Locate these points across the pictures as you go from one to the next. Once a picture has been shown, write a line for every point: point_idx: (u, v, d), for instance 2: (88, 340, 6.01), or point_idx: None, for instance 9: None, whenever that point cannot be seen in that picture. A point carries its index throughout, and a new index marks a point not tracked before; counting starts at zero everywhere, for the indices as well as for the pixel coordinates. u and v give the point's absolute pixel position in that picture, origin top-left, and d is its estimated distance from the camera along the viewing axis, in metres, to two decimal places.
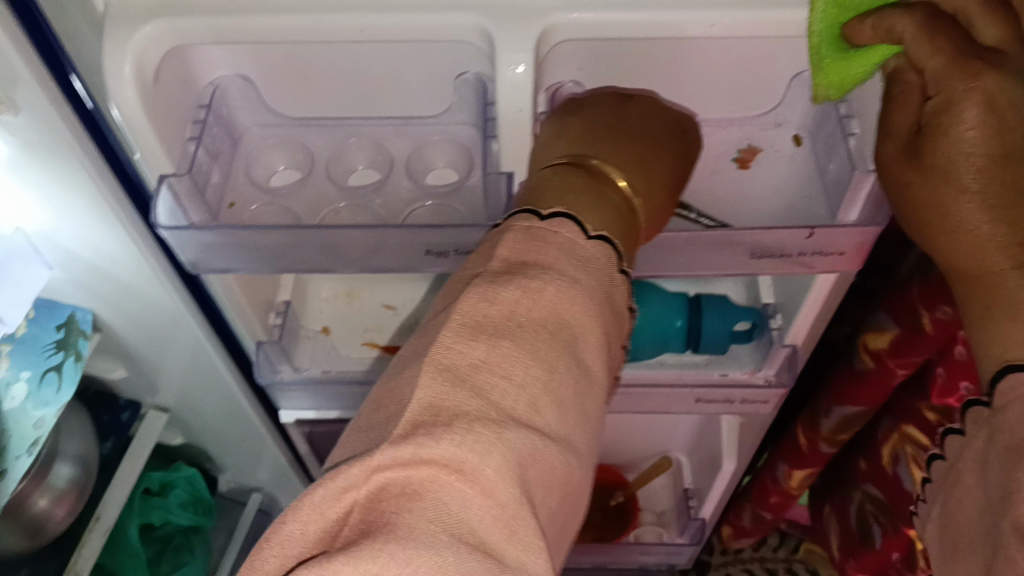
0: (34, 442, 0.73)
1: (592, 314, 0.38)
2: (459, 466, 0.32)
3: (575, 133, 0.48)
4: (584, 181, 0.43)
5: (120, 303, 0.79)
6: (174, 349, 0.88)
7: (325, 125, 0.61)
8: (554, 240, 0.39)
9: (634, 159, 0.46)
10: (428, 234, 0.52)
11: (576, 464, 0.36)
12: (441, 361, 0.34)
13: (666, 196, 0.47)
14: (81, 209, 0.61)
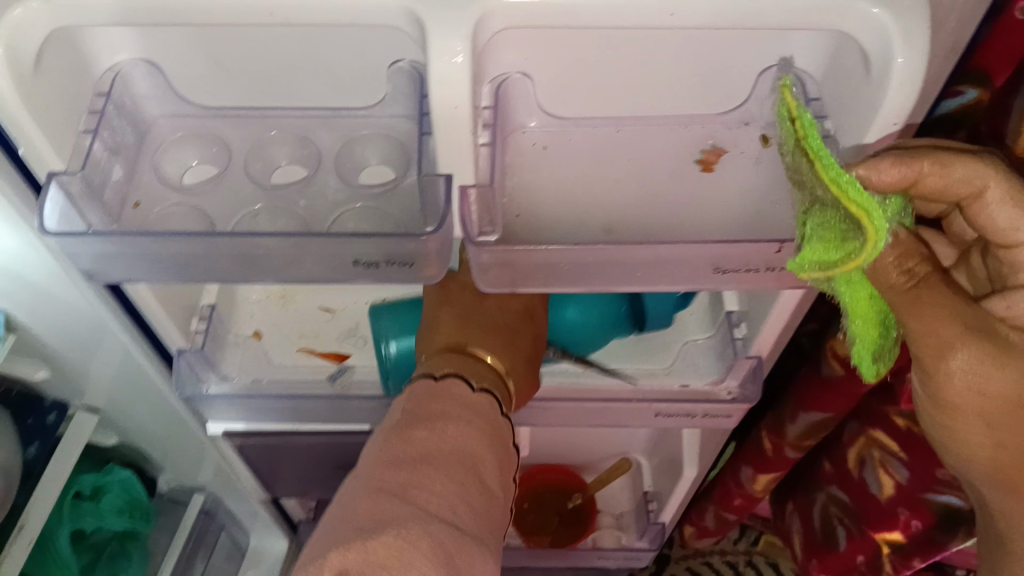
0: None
1: (483, 439, 0.49)
2: (420, 492, 0.43)
3: (456, 317, 0.60)
4: (470, 361, 0.56)
5: (32, 302, 0.72)
6: (98, 351, 0.82)
7: (244, 116, 0.54)
8: (451, 393, 0.51)
9: (504, 333, 0.60)
10: (356, 245, 0.47)
11: (488, 549, 0.44)
12: (378, 487, 0.43)
13: (533, 354, 0.61)
14: None
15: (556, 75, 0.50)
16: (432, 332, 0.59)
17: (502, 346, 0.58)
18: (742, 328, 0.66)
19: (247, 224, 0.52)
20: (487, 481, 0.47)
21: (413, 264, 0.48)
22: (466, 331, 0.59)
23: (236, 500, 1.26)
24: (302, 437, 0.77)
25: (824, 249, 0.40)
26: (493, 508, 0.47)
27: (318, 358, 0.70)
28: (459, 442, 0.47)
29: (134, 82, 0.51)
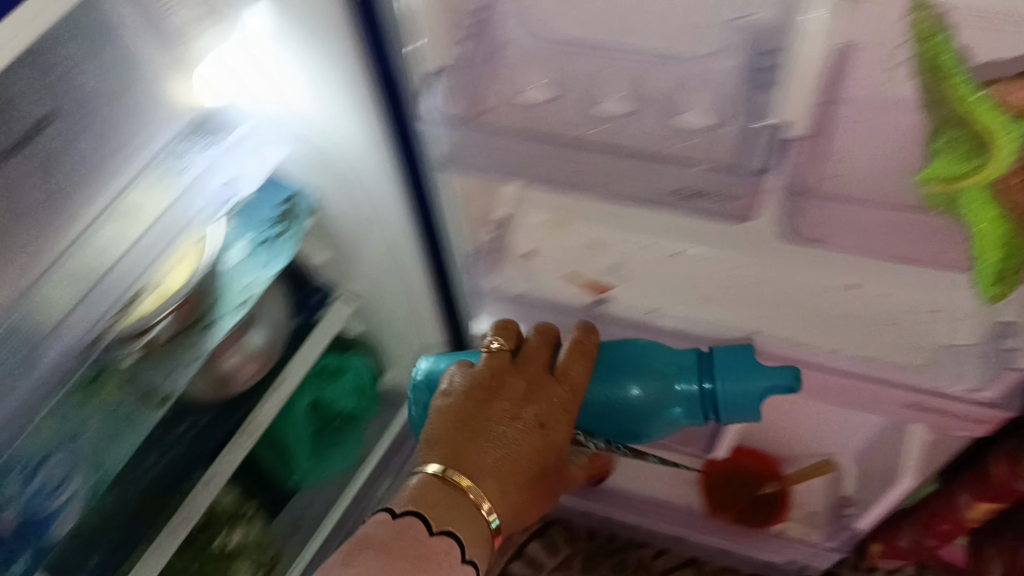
0: (244, 301, 0.86)
1: (485, 485, 0.62)
2: (394, 553, 0.57)
3: (460, 444, 0.63)
4: (450, 494, 0.61)
5: (340, 184, 0.87)
6: (379, 232, 0.95)
7: (590, 52, 0.58)
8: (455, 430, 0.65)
9: (505, 458, 0.63)
10: (695, 173, 0.58)
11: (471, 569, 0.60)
12: (366, 543, 0.58)
13: (523, 481, 0.64)
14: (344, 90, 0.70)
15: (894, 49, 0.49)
16: (437, 448, 0.63)
17: (492, 479, 0.62)
18: (1016, 340, 0.65)
19: (571, 137, 0.60)
20: (483, 520, 0.62)
21: (737, 198, 0.57)
22: (468, 440, 0.63)
23: None
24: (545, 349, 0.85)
25: (951, 164, 0.48)
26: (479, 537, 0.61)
27: (584, 288, 0.77)
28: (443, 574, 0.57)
29: (504, 11, 0.58)
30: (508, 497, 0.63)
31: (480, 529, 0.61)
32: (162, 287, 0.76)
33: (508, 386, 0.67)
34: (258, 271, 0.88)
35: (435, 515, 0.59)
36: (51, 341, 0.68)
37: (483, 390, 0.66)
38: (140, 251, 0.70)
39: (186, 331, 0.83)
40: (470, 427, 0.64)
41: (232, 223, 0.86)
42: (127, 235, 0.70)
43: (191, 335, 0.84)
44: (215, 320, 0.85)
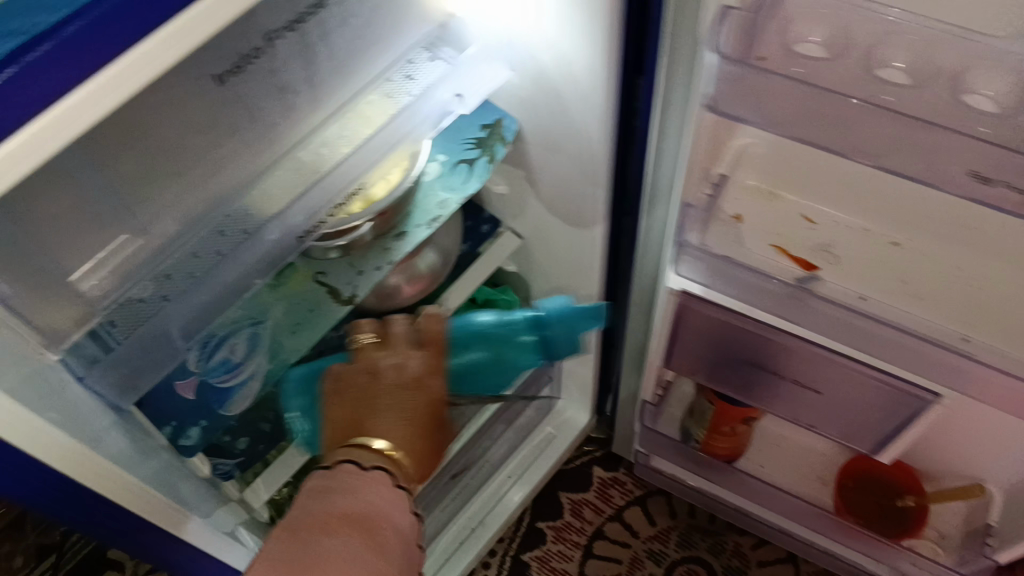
0: (434, 218, 0.87)
1: (377, 433, 0.74)
2: (332, 518, 0.63)
3: (350, 410, 0.76)
4: (376, 459, 0.72)
5: (548, 120, 0.85)
6: (568, 175, 0.91)
7: (876, 9, 0.55)
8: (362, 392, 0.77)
9: (361, 407, 0.76)
10: (979, 151, 0.52)
11: (397, 526, 0.67)
12: (299, 516, 0.65)
13: (413, 434, 0.76)
14: (586, 18, 0.68)
15: None
16: (332, 412, 0.77)
17: (386, 422, 0.75)
18: None
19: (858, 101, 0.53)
20: (392, 473, 0.71)
21: (994, 180, 0.53)
22: (370, 414, 0.75)
23: (574, 362, 1.35)
24: (734, 323, 0.80)
25: None
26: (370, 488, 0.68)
27: (792, 261, 0.73)
28: (376, 502, 0.67)
29: None
30: (410, 458, 0.75)
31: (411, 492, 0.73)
32: (369, 194, 0.78)
33: (387, 359, 0.78)
34: (448, 190, 0.88)
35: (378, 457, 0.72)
36: (271, 226, 0.67)
37: (368, 379, 0.78)
38: (368, 153, 0.70)
39: (379, 235, 0.86)
40: (355, 398, 0.76)
41: (434, 141, 0.90)
42: (357, 136, 0.69)
43: (384, 241, 0.87)
44: (407, 231, 0.87)
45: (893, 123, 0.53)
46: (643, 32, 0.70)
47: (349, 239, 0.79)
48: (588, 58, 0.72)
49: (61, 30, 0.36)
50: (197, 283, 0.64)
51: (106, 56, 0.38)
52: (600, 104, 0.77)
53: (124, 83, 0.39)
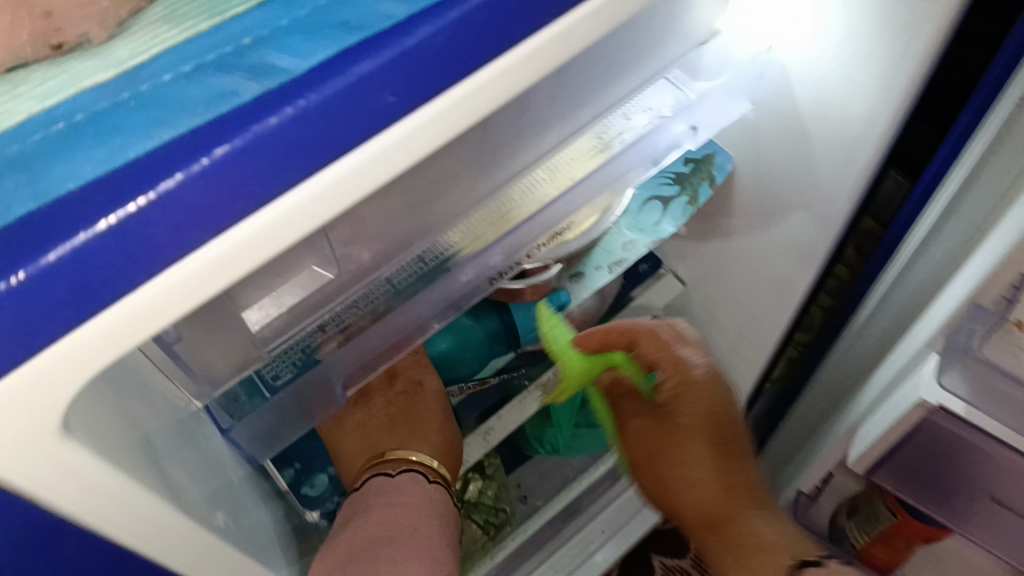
0: (616, 262, 0.76)
1: (394, 453, 0.74)
2: (374, 536, 0.64)
3: (353, 430, 0.76)
4: (406, 472, 0.72)
5: (777, 167, 0.70)
6: (780, 232, 0.77)
7: None
8: (349, 423, 0.77)
9: (395, 430, 0.77)
10: None
11: (440, 526, 0.69)
12: (342, 540, 0.64)
13: (442, 430, 0.77)
14: (885, 67, 0.54)
15: None
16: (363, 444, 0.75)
17: (403, 439, 0.76)
18: None
19: None
20: (425, 482, 0.72)
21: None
22: (409, 433, 0.76)
23: None
24: (984, 447, 0.66)
25: None
26: (418, 522, 0.67)
27: None
28: (411, 499, 0.69)
29: None
30: (442, 458, 0.75)
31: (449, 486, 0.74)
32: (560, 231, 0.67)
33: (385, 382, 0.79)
34: (637, 230, 0.75)
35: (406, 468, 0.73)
36: (462, 268, 0.55)
37: (394, 404, 0.78)
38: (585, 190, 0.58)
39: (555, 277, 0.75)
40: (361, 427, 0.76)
41: None
42: (581, 170, 0.57)
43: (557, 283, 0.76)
44: (583, 272, 0.76)
45: None
46: (960, 83, 0.55)
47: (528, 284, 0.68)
48: (863, 108, 0.57)
49: (349, 70, 0.29)
50: (363, 329, 0.53)
51: (376, 125, 0.31)
52: (861, 170, 0.62)
53: (446, 124, 0.33)
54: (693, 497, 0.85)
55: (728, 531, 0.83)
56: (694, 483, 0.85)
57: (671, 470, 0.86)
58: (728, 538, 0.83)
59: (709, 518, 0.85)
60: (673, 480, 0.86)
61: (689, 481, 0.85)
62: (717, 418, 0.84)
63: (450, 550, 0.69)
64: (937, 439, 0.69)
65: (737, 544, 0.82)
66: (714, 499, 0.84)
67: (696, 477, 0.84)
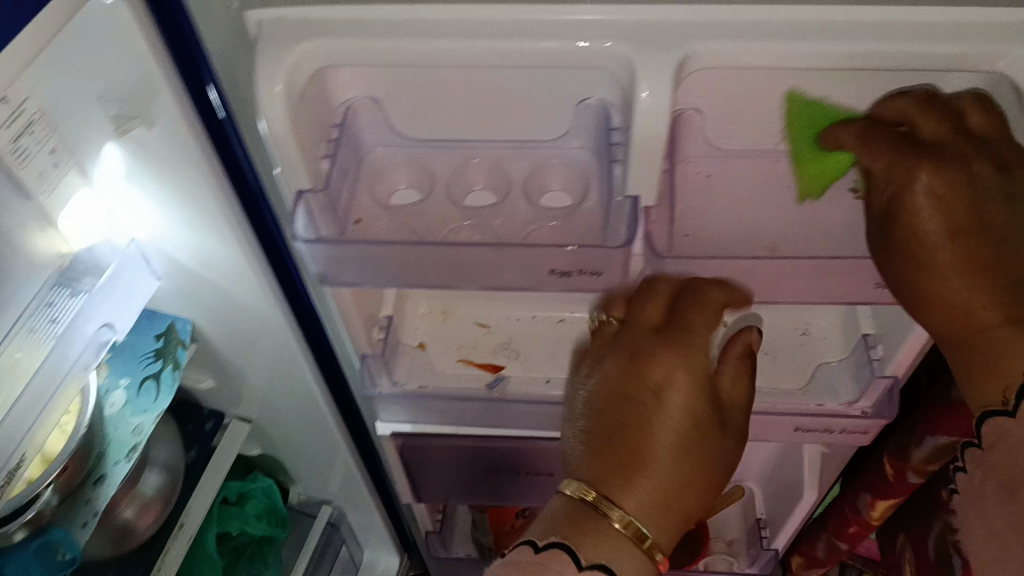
0: (132, 449, 0.80)
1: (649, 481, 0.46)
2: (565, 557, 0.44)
3: (640, 409, 0.47)
4: (586, 513, 0.46)
5: (217, 311, 0.81)
6: (267, 356, 0.88)
7: (446, 147, 0.60)
8: (639, 466, 0.46)
9: (633, 446, 0.46)
10: (557, 257, 0.54)
11: (679, 477, 0.47)
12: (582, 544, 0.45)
13: (704, 474, 0.48)
14: (203, 217, 0.66)
15: (730, 112, 0.55)
16: (584, 441, 0.48)
17: (659, 430, 0.47)
18: (878, 350, 0.71)
19: (441, 240, 0.55)
20: (675, 443, 0.47)
21: (603, 273, 0.55)
22: (625, 468, 0.46)
23: (357, 515, 1.29)
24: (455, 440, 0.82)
25: (812, 167, 0.53)
26: (672, 494, 0.47)
27: (476, 367, 0.76)
28: (657, 458, 0.46)
29: (362, 115, 0.58)
30: (652, 488, 0.46)
31: (650, 549, 0.46)
32: (45, 450, 0.74)
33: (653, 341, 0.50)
34: (140, 413, 0.80)
35: (608, 497, 0.46)
36: None
37: (617, 394, 0.48)
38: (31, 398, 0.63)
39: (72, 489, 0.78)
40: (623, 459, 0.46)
41: (107, 370, 0.83)
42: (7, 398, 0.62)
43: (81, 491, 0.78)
44: (106, 472, 0.79)
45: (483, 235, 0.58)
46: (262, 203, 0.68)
47: (33, 512, 0.72)
48: (218, 247, 0.70)
49: None
50: None
51: None
52: (259, 287, 0.75)
53: None
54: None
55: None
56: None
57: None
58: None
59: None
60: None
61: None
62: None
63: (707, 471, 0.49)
64: (423, 455, 0.83)
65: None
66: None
67: (952, 300, 0.48)
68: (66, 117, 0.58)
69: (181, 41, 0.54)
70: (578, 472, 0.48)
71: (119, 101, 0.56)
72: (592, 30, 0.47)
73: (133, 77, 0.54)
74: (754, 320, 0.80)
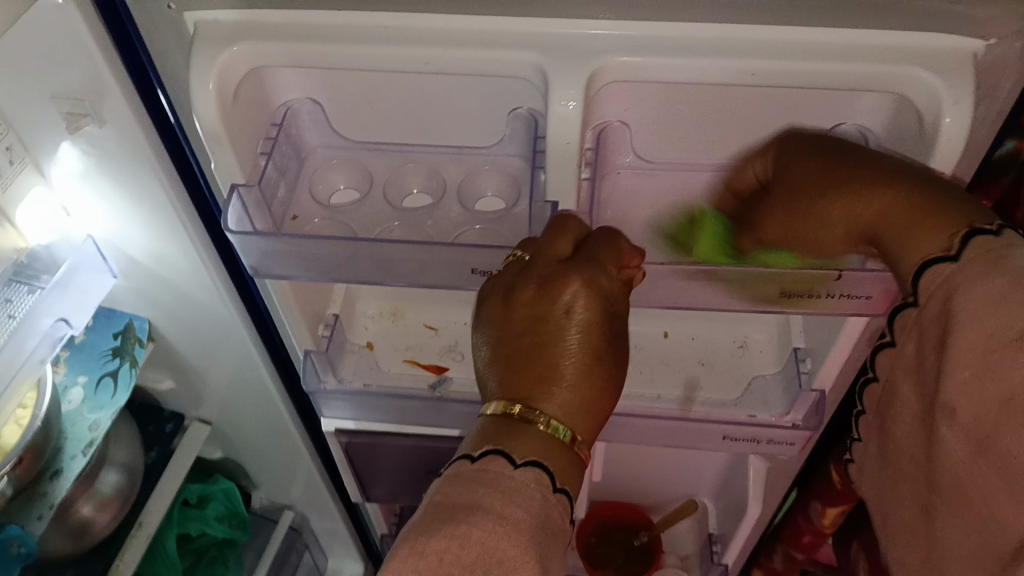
0: (89, 443, 0.79)
1: (566, 401, 0.49)
2: (489, 481, 0.46)
3: (535, 317, 0.50)
4: (509, 420, 0.49)
5: (174, 310, 0.83)
6: (225, 356, 0.89)
7: (385, 149, 0.63)
8: (547, 377, 0.49)
9: (547, 363, 0.49)
10: (475, 254, 0.55)
11: (594, 380, 0.50)
12: (501, 446, 0.48)
13: (610, 380, 0.51)
14: (154, 214, 0.67)
15: (653, 122, 0.58)
16: (503, 362, 0.51)
17: (553, 335, 0.50)
18: (809, 363, 0.73)
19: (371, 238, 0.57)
20: (580, 355, 0.50)
21: None
22: (541, 382, 0.49)
23: (320, 521, 1.30)
24: (389, 443, 0.83)
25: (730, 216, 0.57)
26: (587, 401, 0.50)
27: (421, 368, 0.77)
28: (564, 370, 0.49)
29: (301, 115, 0.60)
30: (569, 399, 0.49)
31: (576, 450, 0.50)
32: (1, 443, 0.73)
33: (551, 262, 0.51)
34: (97, 409, 0.79)
35: (529, 405, 0.49)
36: None
37: (526, 318, 0.50)
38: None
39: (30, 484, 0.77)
40: (531, 373, 0.49)
41: (64, 368, 0.82)
42: None
43: (38, 486, 0.77)
44: (63, 467, 0.78)
45: (414, 235, 0.61)
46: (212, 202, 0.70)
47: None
48: (170, 244, 0.71)
49: None
50: None
51: None
52: (212, 285, 0.76)
53: None
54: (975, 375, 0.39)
55: (979, 485, 0.40)
56: (1020, 351, 0.37)
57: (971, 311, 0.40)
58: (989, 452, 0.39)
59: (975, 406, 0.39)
60: (975, 325, 0.39)
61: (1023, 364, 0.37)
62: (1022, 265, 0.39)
63: (614, 370, 0.51)
64: (371, 453, 0.85)
65: (1002, 372, 0.38)
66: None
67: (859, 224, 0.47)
68: (18, 115, 0.60)
69: (129, 41, 0.57)
70: (497, 392, 0.51)
71: (72, 99, 0.58)
72: (508, 42, 0.50)
73: (82, 77, 0.56)
74: (695, 332, 0.82)
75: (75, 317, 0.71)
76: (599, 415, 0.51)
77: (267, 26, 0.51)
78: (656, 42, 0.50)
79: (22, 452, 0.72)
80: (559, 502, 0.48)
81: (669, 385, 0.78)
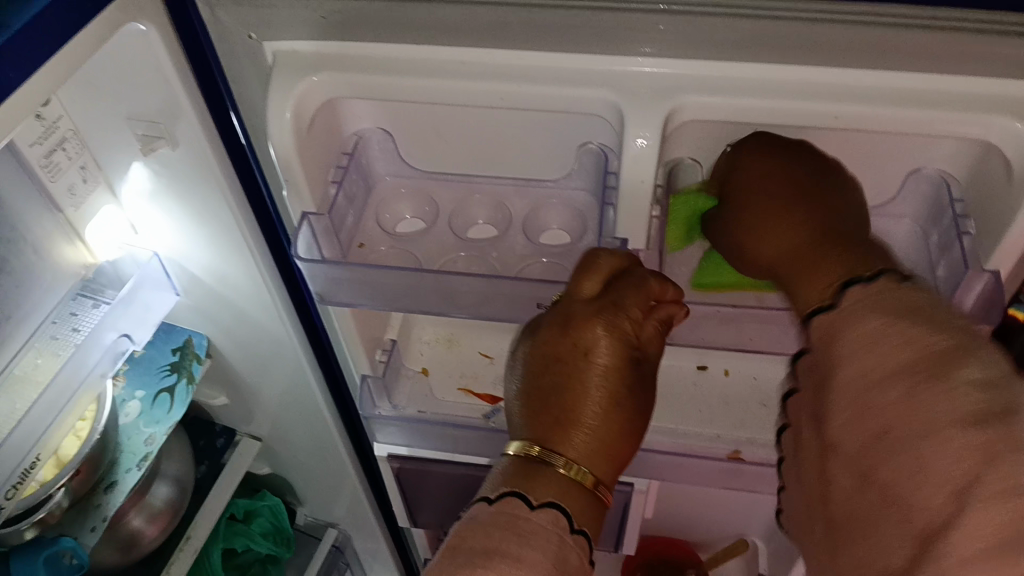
0: (144, 458, 0.80)
1: (588, 446, 0.49)
2: (504, 523, 0.46)
3: (556, 358, 0.50)
4: (529, 462, 0.50)
5: (233, 329, 0.83)
6: (279, 375, 0.90)
7: (452, 180, 0.64)
8: (567, 421, 0.49)
9: (570, 406, 0.49)
10: (542, 289, 0.55)
11: (618, 422, 0.50)
12: (517, 488, 0.48)
13: (635, 421, 0.51)
14: (221, 233, 0.68)
15: None
16: (527, 399, 0.52)
17: (573, 376, 0.50)
18: None
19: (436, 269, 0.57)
20: (600, 396, 0.49)
21: None
22: (561, 426, 0.49)
23: (363, 541, 1.30)
24: (441, 469, 0.82)
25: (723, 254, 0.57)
26: (608, 445, 0.50)
27: (476, 397, 0.77)
28: (583, 411, 0.49)
29: (371, 143, 0.61)
30: (589, 443, 0.49)
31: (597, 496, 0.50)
32: (60, 454, 0.74)
33: (576, 304, 0.51)
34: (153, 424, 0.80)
35: (550, 449, 0.49)
36: None
37: (550, 357, 0.51)
38: (49, 398, 0.64)
39: (85, 495, 0.78)
40: (551, 414, 0.50)
41: (123, 382, 0.83)
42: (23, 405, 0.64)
43: (93, 498, 0.78)
44: (117, 480, 0.79)
45: (479, 267, 0.60)
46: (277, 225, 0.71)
47: (45, 513, 0.72)
48: (233, 262, 0.72)
49: None
50: None
51: None
52: (271, 305, 0.77)
53: None
54: (887, 411, 0.38)
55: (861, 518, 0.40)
56: (893, 380, 0.38)
57: (855, 344, 0.40)
58: (863, 505, 0.39)
59: (853, 439, 0.40)
60: (852, 361, 0.40)
61: (897, 393, 0.38)
62: (912, 299, 0.40)
63: (641, 410, 0.51)
64: (421, 478, 0.84)
65: (874, 408, 0.38)
66: (962, 453, 0.35)
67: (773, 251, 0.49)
68: (93, 136, 0.63)
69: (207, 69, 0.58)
70: (523, 432, 0.52)
71: (146, 122, 0.59)
72: (584, 78, 0.50)
73: (160, 101, 0.57)
74: (756, 372, 0.80)
75: (138, 333, 0.71)
76: (621, 459, 0.51)
77: (344, 57, 0.51)
78: (737, 81, 0.49)
79: (81, 464, 0.73)
80: (577, 545, 0.48)
81: (728, 425, 0.76)
